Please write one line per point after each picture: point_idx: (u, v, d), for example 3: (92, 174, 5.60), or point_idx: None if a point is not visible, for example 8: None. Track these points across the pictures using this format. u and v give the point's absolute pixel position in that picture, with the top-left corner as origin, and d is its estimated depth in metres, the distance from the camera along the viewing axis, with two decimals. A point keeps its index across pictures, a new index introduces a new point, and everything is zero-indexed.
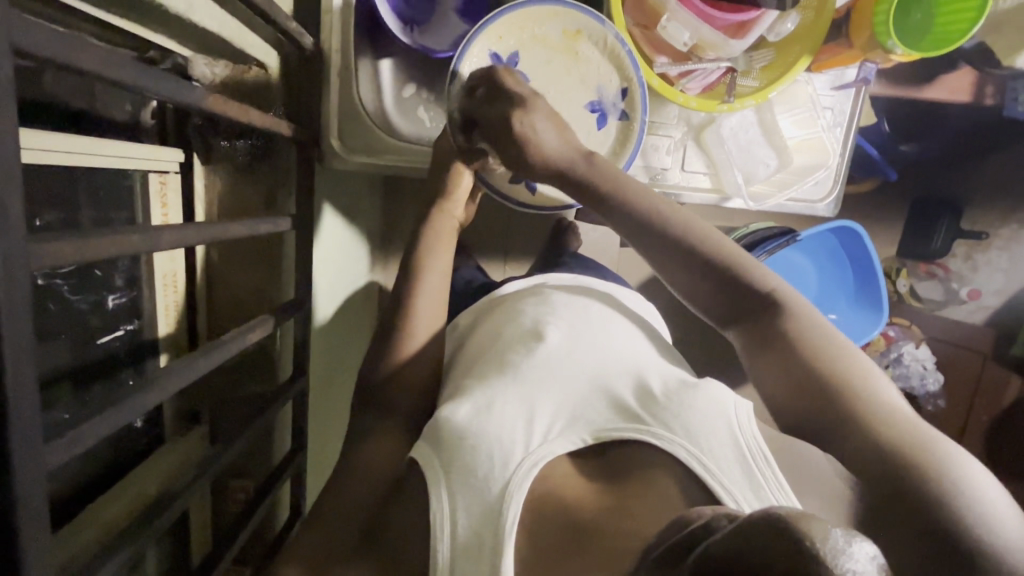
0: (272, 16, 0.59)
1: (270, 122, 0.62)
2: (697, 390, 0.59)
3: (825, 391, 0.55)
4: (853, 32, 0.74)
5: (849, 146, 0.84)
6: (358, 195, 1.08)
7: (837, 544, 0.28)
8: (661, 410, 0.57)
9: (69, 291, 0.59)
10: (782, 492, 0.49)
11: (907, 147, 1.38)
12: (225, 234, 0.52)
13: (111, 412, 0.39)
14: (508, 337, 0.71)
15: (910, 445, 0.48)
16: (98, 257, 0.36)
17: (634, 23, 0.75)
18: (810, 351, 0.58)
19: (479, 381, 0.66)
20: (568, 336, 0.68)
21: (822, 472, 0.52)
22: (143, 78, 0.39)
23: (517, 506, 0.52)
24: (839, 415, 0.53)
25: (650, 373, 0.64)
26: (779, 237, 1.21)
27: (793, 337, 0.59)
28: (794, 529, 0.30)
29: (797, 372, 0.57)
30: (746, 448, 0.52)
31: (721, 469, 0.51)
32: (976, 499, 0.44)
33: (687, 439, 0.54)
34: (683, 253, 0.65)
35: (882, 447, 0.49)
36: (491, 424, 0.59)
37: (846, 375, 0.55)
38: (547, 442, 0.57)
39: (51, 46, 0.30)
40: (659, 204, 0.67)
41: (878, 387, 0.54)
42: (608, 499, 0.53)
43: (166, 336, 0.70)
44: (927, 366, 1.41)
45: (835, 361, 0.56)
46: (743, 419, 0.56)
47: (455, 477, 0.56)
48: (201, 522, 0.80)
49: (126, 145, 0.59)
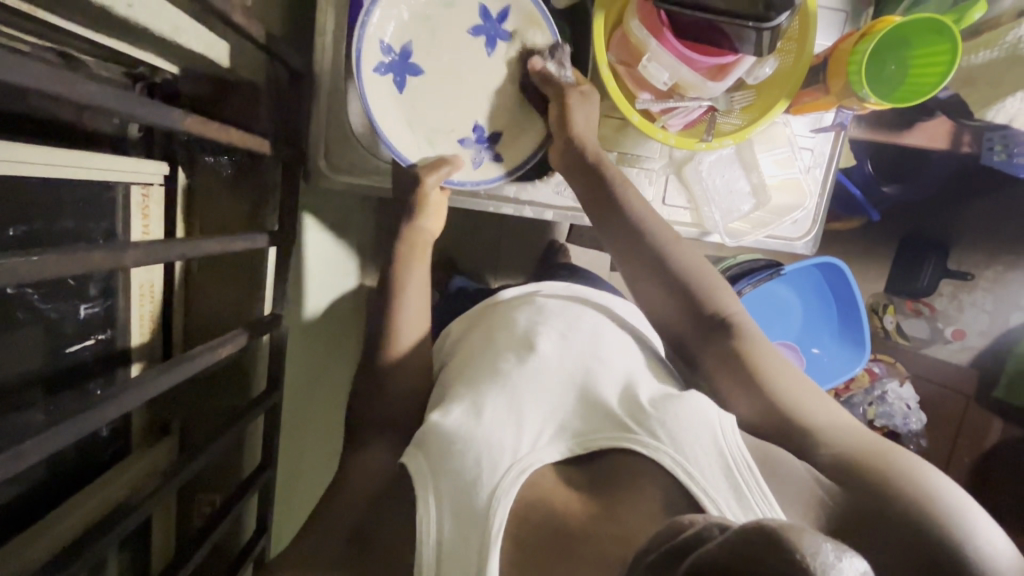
0: (259, 42, 0.60)
1: (251, 141, 0.63)
2: (682, 399, 0.60)
3: (792, 414, 0.62)
4: (828, 79, 0.75)
5: (827, 187, 0.85)
6: (347, 210, 1.08)
7: (827, 558, 0.29)
8: (648, 417, 0.58)
9: (40, 300, 0.59)
10: (766, 501, 0.52)
11: (891, 188, 1.32)
12: (198, 251, 0.53)
13: (62, 429, 0.40)
14: (500, 342, 0.72)
15: (877, 463, 0.56)
16: (57, 275, 0.37)
17: (617, 60, 0.77)
18: (785, 380, 0.64)
19: (468, 389, 0.66)
20: (559, 345, 0.69)
21: (803, 479, 0.56)
22: (113, 101, 0.39)
23: (504, 513, 0.53)
24: (819, 439, 0.60)
25: (639, 381, 0.65)
26: (765, 269, 1.21)
27: (761, 371, 0.65)
28: (784, 539, 0.30)
29: (773, 398, 0.64)
30: (730, 457, 0.54)
31: (704, 478, 0.53)
32: (943, 506, 0.51)
33: (674, 447, 0.55)
34: (677, 299, 0.72)
35: (856, 467, 0.56)
36: (480, 429, 0.59)
37: (820, 402, 0.63)
38: (537, 449, 0.58)
39: (16, 73, 0.31)
40: (659, 253, 0.73)
41: (836, 409, 0.63)
42: (594, 506, 0.54)
43: (140, 346, 0.70)
44: (911, 405, 1.39)
45: (795, 393, 0.63)
46: (728, 428, 0.57)
47: (444, 484, 0.56)
48: (164, 538, 0.79)
49: (110, 158, 0.60)
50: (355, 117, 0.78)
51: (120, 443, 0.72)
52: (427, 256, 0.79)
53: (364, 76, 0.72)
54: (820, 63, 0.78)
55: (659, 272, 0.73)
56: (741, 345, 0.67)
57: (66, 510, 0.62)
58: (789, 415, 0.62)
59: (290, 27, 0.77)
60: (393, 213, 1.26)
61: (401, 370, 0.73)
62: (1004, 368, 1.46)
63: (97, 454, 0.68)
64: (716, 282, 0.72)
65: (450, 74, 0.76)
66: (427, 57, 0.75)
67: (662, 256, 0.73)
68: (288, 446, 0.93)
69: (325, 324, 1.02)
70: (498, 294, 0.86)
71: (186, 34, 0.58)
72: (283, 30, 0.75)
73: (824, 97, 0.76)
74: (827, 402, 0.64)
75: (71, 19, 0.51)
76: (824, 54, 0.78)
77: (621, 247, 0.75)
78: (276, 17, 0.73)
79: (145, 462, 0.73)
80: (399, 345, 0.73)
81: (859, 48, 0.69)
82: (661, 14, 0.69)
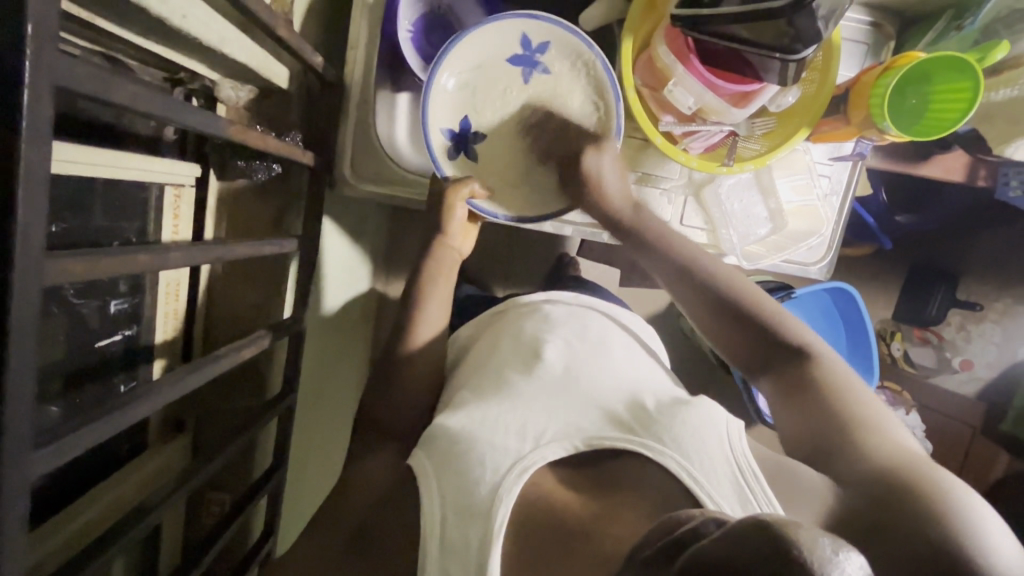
0: (300, 53, 0.61)
1: (286, 150, 0.64)
2: (690, 406, 0.61)
3: (839, 428, 0.61)
4: (849, 110, 0.77)
5: (844, 215, 0.87)
6: (365, 216, 1.10)
7: (825, 553, 0.29)
8: (653, 423, 0.59)
9: (74, 296, 0.60)
10: (769, 504, 0.52)
11: (904, 218, 1.33)
12: (233, 253, 0.54)
13: (104, 422, 0.40)
14: (512, 346, 0.72)
15: (907, 478, 0.53)
16: (109, 275, 0.38)
17: (642, 83, 0.78)
18: (839, 395, 0.64)
19: (474, 393, 0.66)
20: (565, 352, 0.69)
21: (818, 490, 0.55)
22: (169, 110, 0.41)
23: (505, 512, 0.53)
24: (851, 448, 0.59)
25: (645, 391, 0.65)
26: (776, 291, 1.22)
27: (823, 381, 0.65)
28: (783, 535, 0.31)
29: (816, 417, 0.63)
30: (736, 464, 0.55)
31: (710, 482, 0.53)
32: (968, 524, 0.48)
33: (678, 451, 0.56)
34: (723, 305, 0.72)
35: (881, 479, 0.54)
36: (486, 428, 0.60)
37: (879, 425, 0.61)
38: (540, 448, 0.57)
39: (84, 82, 0.33)
40: (687, 252, 0.76)
41: (901, 436, 0.60)
42: (597, 505, 0.54)
43: (163, 342, 0.72)
44: (917, 433, 1.37)
45: (851, 409, 0.62)
46: (734, 436, 0.58)
47: (448, 479, 0.57)
48: (173, 534, 0.80)
49: (147, 159, 0.62)
50: (382, 130, 0.83)
51: (139, 439, 0.73)
52: (455, 275, 0.80)
53: (504, 25, 0.74)
54: (841, 94, 0.80)
55: (707, 282, 0.74)
56: (808, 360, 0.67)
57: (86, 502, 0.63)
58: (843, 426, 0.61)
59: (324, 38, 0.79)
60: (408, 222, 1.28)
61: (420, 378, 0.74)
62: (1011, 402, 1.46)
63: (113, 450, 0.69)
64: (773, 303, 0.73)
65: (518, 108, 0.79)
66: (544, 80, 0.78)
67: (701, 262, 0.75)
68: (297, 450, 0.93)
69: (337, 326, 1.03)
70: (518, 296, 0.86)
71: (231, 44, 0.59)
72: (318, 42, 0.77)
73: (844, 128, 0.78)
74: (891, 427, 0.61)
75: (122, 26, 0.52)
76: (845, 85, 0.81)
77: (642, 246, 0.78)
78: (311, 30, 0.74)
79: (160, 458, 0.73)
80: (417, 353, 0.74)
81: (881, 83, 0.71)
82: (688, 39, 0.70)
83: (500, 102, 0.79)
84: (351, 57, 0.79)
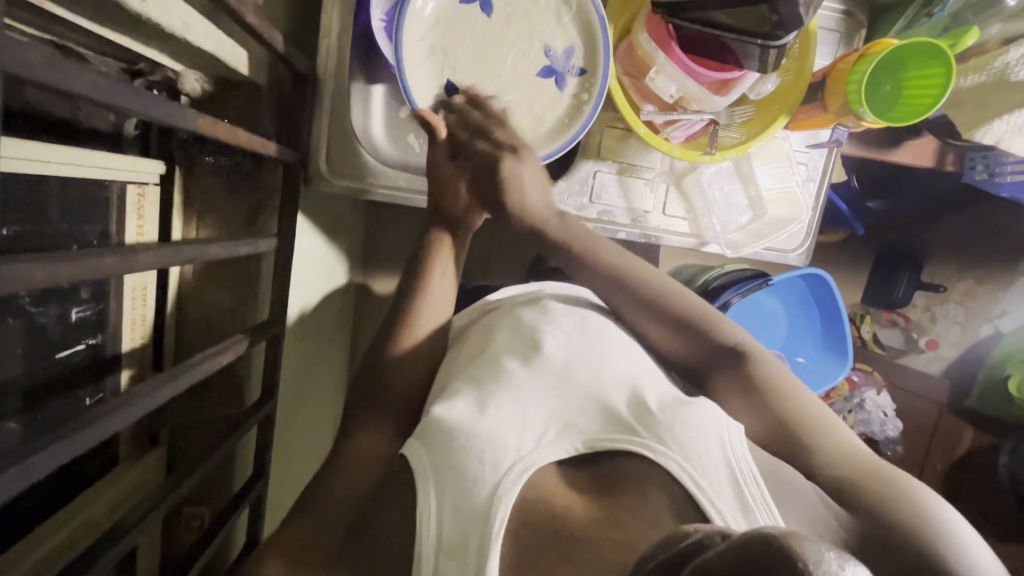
0: (269, 40, 0.58)
1: (259, 143, 0.61)
2: (693, 408, 0.59)
3: (793, 433, 0.62)
4: (826, 97, 0.78)
5: (821, 202, 0.88)
6: (341, 212, 1.07)
7: (829, 567, 0.28)
8: (655, 423, 0.57)
9: (32, 305, 0.57)
10: (769, 512, 0.51)
11: (874, 204, 1.37)
12: (206, 254, 0.51)
13: (72, 440, 0.37)
14: (503, 338, 0.71)
15: (884, 487, 0.55)
16: (72, 281, 0.35)
17: (623, 72, 0.78)
18: (780, 397, 0.65)
19: (470, 386, 0.65)
20: (566, 345, 0.67)
21: (808, 494, 0.55)
22: (134, 100, 0.38)
23: (505, 512, 0.52)
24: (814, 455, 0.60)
25: (646, 384, 0.64)
26: (753, 279, 1.19)
27: (762, 386, 0.66)
28: (789, 548, 0.30)
29: (769, 418, 0.64)
30: (736, 470, 0.53)
31: (713, 489, 0.52)
32: (939, 529, 0.51)
33: (681, 454, 0.54)
34: (660, 316, 0.72)
35: (860, 486, 0.55)
36: (484, 424, 0.58)
37: (822, 425, 0.62)
38: (540, 447, 0.57)
39: (36, 70, 0.29)
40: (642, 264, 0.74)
41: (842, 432, 0.62)
42: (598, 509, 0.53)
43: (130, 351, 0.67)
44: (887, 412, 1.41)
45: (792, 406, 0.64)
46: (735, 441, 0.56)
47: (446, 480, 0.55)
48: (150, 550, 0.77)
49: (107, 156, 0.58)
50: (357, 122, 0.79)
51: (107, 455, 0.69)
52: (455, 256, 0.78)
53: None
54: (817, 82, 0.81)
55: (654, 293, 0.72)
56: (743, 363, 0.67)
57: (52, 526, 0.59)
58: (795, 428, 0.62)
59: (294, 27, 0.76)
60: (385, 217, 1.25)
61: (405, 376, 0.73)
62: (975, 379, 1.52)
63: (82, 468, 0.65)
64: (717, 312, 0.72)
65: (495, 40, 0.75)
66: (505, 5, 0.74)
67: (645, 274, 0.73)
68: (279, 458, 0.90)
69: (314, 327, 1.00)
70: (499, 292, 0.83)
71: (196, 31, 0.56)
72: (287, 31, 0.74)
73: (821, 115, 0.79)
74: (830, 424, 0.63)
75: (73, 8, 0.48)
76: (821, 73, 0.82)
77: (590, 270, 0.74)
78: (280, 18, 0.71)
79: (133, 474, 0.70)
80: (398, 345, 0.73)
81: (859, 69, 0.72)
82: (669, 27, 0.70)
83: (475, 53, 0.75)
84: (321, 47, 0.76)
